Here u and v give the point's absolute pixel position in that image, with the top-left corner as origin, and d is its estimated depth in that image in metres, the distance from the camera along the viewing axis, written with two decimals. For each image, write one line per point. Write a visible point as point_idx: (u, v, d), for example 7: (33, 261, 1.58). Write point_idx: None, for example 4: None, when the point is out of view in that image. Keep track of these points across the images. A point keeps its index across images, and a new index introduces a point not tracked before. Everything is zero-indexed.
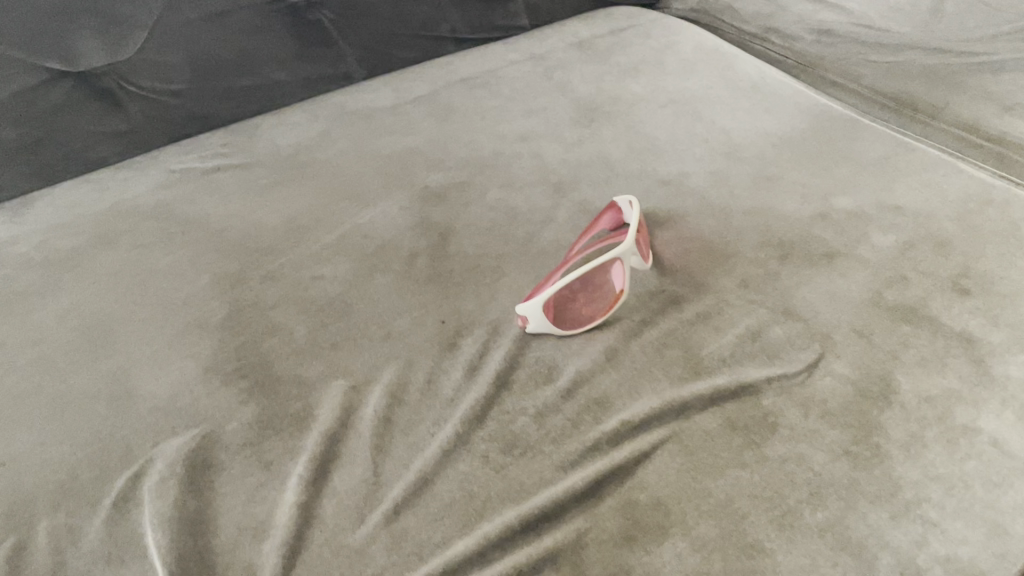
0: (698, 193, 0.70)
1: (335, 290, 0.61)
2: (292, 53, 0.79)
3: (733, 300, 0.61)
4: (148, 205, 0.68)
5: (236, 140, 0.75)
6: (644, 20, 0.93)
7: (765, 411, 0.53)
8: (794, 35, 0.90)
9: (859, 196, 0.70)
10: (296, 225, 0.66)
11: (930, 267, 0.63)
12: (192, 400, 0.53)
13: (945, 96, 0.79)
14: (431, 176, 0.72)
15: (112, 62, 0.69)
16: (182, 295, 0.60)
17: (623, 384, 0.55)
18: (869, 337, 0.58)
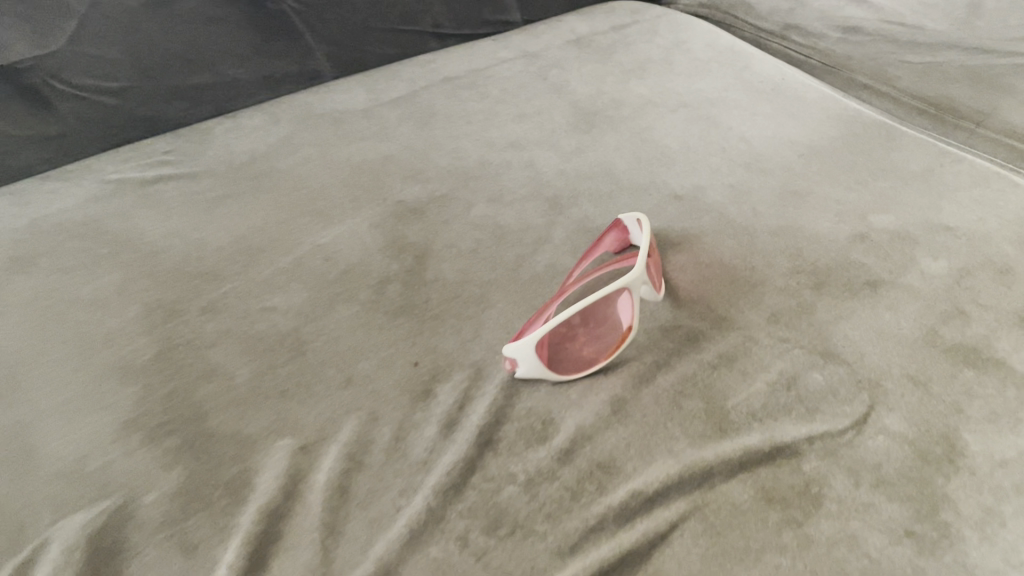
0: (716, 210, 0.61)
1: (287, 325, 0.51)
2: (251, 48, 0.69)
3: (761, 338, 0.51)
4: (75, 221, 0.58)
5: (185, 147, 0.66)
6: (650, 15, 0.84)
7: (806, 479, 0.44)
8: (817, 32, 0.81)
9: (903, 213, 0.60)
10: (246, 245, 0.56)
11: (991, 299, 0.53)
12: (104, 465, 0.44)
13: (992, 100, 0.70)
14: (407, 188, 0.62)
15: (40, 55, 0.59)
16: (104, 330, 0.50)
17: (632, 444, 0.45)
18: (926, 386, 0.48)
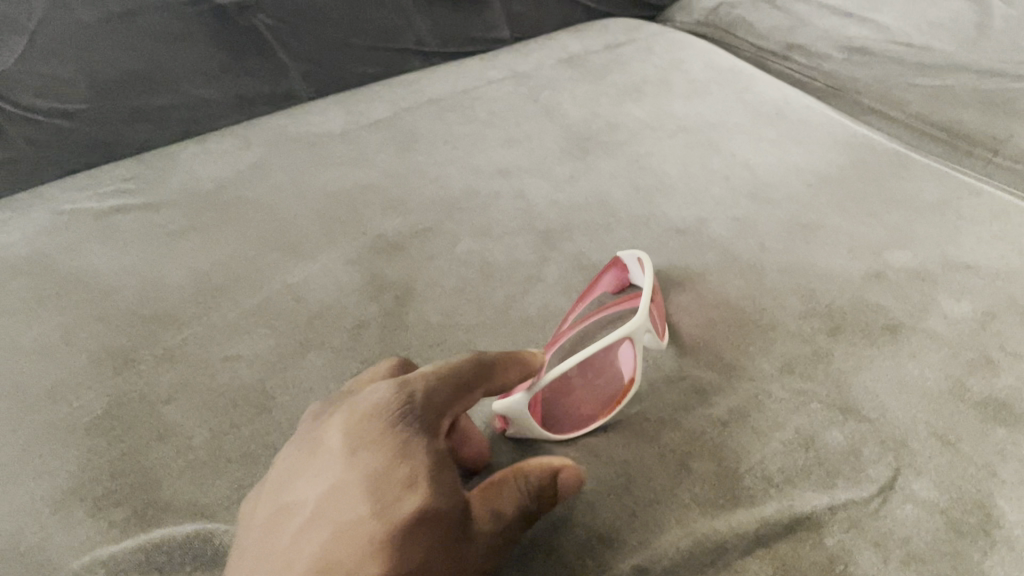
0: (719, 245, 0.57)
1: (252, 377, 0.46)
2: (220, 66, 0.64)
3: (774, 391, 0.47)
4: (21, 257, 0.53)
5: (147, 174, 0.61)
6: (645, 33, 0.80)
7: (831, 556, 0.39)
8: (821, 53, 0.77)
9: (920, 249, 0.56)
10: (209, 285, 0.51)
11: (1020, 346, 0.49)
12: (39, 542, 0.38)
13: (1008, 126, 0.66)
14: (386, 220, 0.57)
15: None
16: (46, 384, 0.45)
17: (636, 514, 0.41)
18: (955, 446, 0.44)
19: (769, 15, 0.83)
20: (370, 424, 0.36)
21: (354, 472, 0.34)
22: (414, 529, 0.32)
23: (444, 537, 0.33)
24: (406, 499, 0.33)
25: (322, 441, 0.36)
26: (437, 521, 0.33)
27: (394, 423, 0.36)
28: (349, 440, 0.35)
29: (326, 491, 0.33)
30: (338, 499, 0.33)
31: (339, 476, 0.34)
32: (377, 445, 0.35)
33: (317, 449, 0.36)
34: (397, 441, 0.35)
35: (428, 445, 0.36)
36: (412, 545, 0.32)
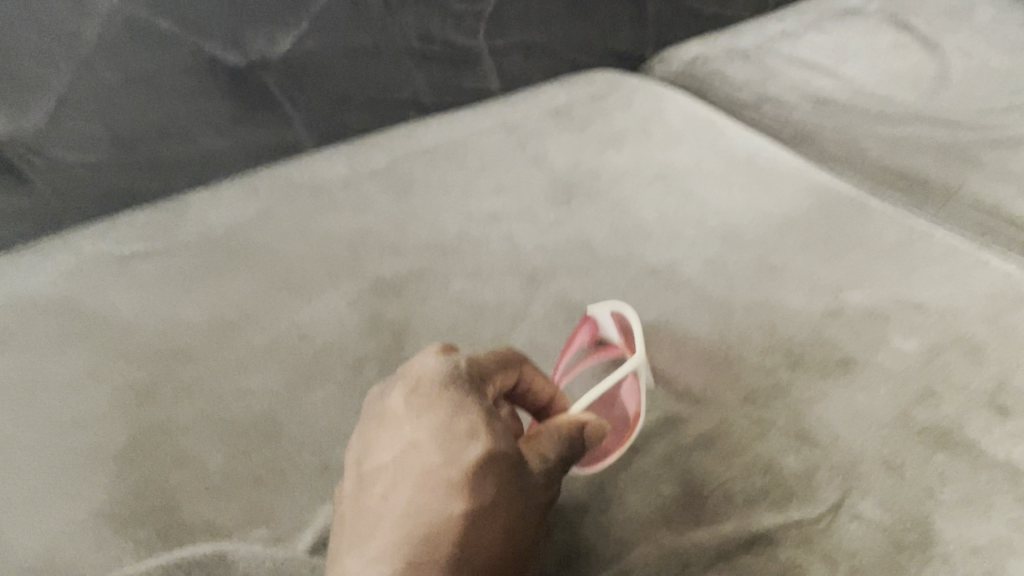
0: (692, 285, 0.61)
1: (263, 408, 0.50)
2: (231, 119, 0.70)
3: (738, 419, 0.51)
4: (49, 297, 0.58)
5: (162, 219, 0.66)
6: (626, 84, 0.85)
7: (783, 568, 0.44)
8: (790, 103, 0.83)
9: (877, 289, 0.61)
10: (223, 323, 0.56)
11: (962, 379, 0.54)
12: (72, 555, 0.43)
13: (961, 175, 0.72)
14: (384, 263, 0.62)
15: (14, 128, 0.60)
16: (76, 415, 0.50)
17: (610, 530, 0.45)
18: (901, 470, 0.48)
19: (741, 70, 0.88)
20: (427, 387, 0.39)
21: (421, 431, 0.38)
22: (484, 474, 0.36)
23: (508, 476, 0.37)
24: (469, 447, 0.37)
25: (387, 408, 0.40)
26: (501, 466, 0.37)
27: (450, 384, 0.39)
28: (411, 404, 0.39)
29: (399, 449, 0.37)
30: (412, 455, 0.37)
31: (408, 435, 0.38)
32: (436, 405, 0.38)
33: (384, 416, 0.40)
34: (453, 400, 0.38)
35: (482, 401, 0.39)
36: (484, 487, 0.36)
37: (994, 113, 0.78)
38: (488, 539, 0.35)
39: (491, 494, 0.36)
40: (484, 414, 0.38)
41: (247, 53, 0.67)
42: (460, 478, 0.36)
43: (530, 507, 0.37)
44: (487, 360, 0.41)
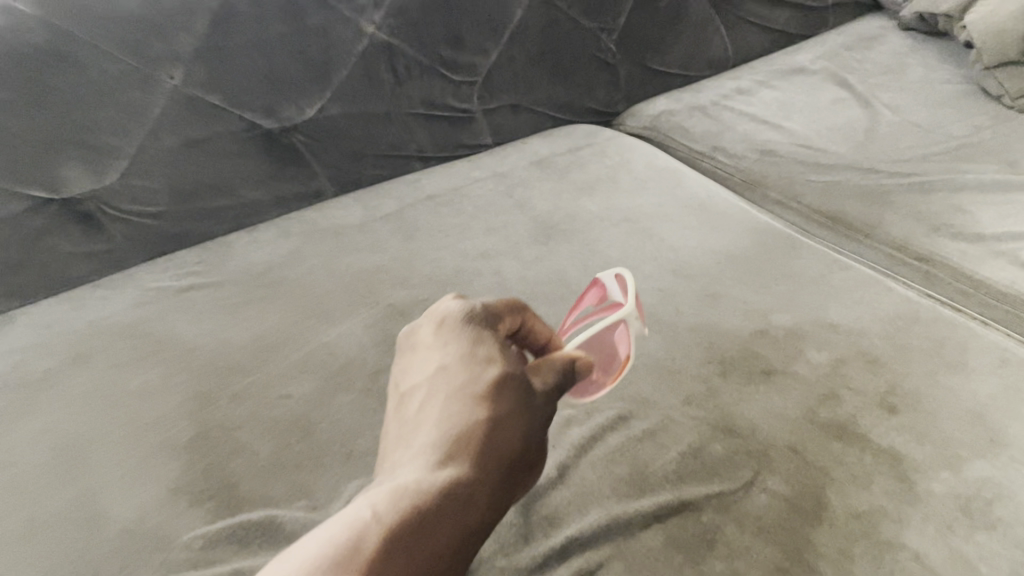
0: (647, 310, 0.75)
1: (300, 410, 0.64)
2: (266, 175, 0.84)
3: (677, 417, 0.64)
4: (123, 323, 0.72)
5: (211, 259, 0.79)
6: (600, 138, 1.00)
7: (705, 528, 0.56)
8: (740, 153, 0.97)
9: (798, 313, 0.74)
10: (265, 343, 0.70)
11: (860, 385, 0.67)
12: (160, 524, 0.56)
13: (879, 215, 0.85)
14: (395, 293, 0.75)
15: (95, 187, 0.74)
16: (153, 416, 0.63)
17: (573, 501, 0.58)
18: (803, 455, 0.61)
19: (700, 123, 1.02)
20: (449, 325, 0.51)
21: (449, 358, 0.49)
22: (502, 385, 0.48)
23: (521, 387, 0.48)
24: (489, 368, 0.48)
25: (418, 345, 0.52)
26: (514, 381, 0.48)
27: (468, 322, 0.51)
28: (439, 338, 0.51)
29: (433, 372, 0.49)
30: (444, 375, 0.49)
31: (440, 361, 0.49)
32: (459, 338, 0.50)
33: (417, 350, 0.52)
34: (472, 335, 0.50)
35: (495, 335, 0.51)
36: (504, 395, 0.47)
37: (912, 162, 0.92)
38: (510, 432, 0.47)
39: (509, 401, 0.47)
40: (497, 344, 0.50)
41: (281, 120, 0.81)
42: (484, 389, 0.47)
43: (540, 412, 0.49)
44: (495, 305, 0.53)
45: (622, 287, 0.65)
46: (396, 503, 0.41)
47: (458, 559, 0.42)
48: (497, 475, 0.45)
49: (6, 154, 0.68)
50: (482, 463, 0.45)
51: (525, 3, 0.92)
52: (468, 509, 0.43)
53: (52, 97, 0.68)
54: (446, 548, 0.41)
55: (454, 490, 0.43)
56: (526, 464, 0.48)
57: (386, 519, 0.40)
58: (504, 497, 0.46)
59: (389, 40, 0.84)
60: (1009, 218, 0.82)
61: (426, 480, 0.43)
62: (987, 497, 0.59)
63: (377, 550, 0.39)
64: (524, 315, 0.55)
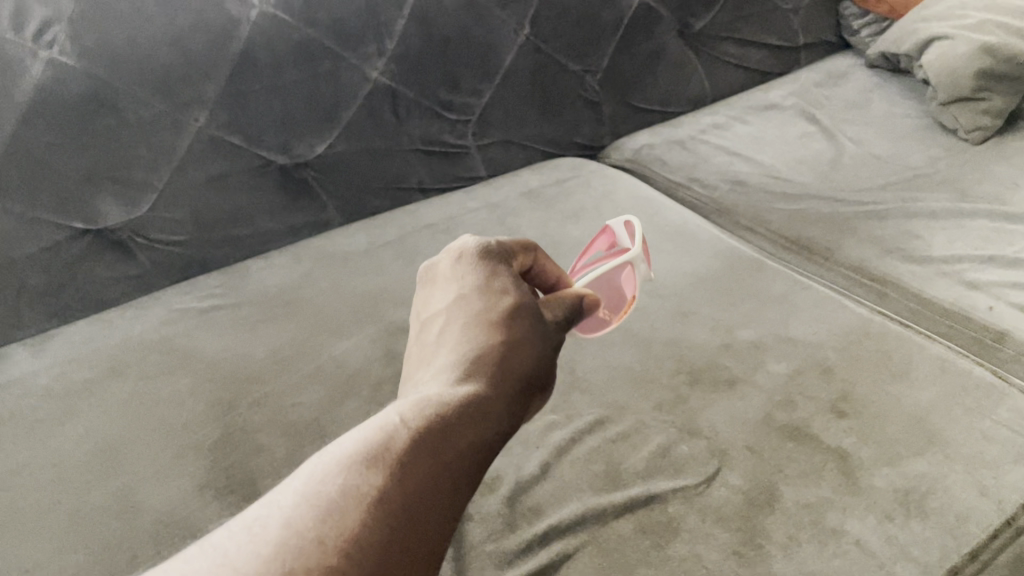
0: (624, 325, 0.83)
1: (312, 415, 0.71)
2: (280, 206, 0.93)
3: (649, 421, 0.72)
4: (152, 339, 0.80)
5: (230, 281, 0.88)
6: (585, 170, 1.08)
7: (670, 517, 0.64)
8: (713, 184, 1.06)
9: (761, 328, 0.82)
10: (281, 356, 0.77)
11: (814, 392, 0.75)
12: (189, 515, 0.63)
13: (839, 240, 0.93)
14: (397, 311, 0.83)
15: (127, 218, 0.83)
16: (181, 420, 0.71)
17: (554, 494, 0.66)
18: (759, 454, 0.69)
19: (678, 156, 1.12)
20: (466, 262, 0.58)
21: (467, 292, 0.56)
22: (515, 312, 0.54)
23: (534, 314, 0.55)
24: (503, 298, 0.55)
25: (439, 281, 0.59)
26: (527, 308, 0.55)
27: (484, 259, 0.58)
28: (456, 274, 0.58)
29: (452, 303, 0.56)
30: (463, 305, 0.55)
31: (458, 294, 0.56)
32: (475, 274, 0.57)
33: (437, 286, 0.59)
34: (487, 272, 0.57)
35: (508, 270, 0.58)
36: (517, 320, 0.54)
37: (872, 191, 1.00)
38: (524, 351, 0.53)
39: (522, 325, 0.54)
40: (510, 277, 0.57)
41: (293, 156, 0.91)
42: (499, 315, 0.54)
43: (550, 339, 0.55)
44: (507, 246, 0.60)
45: (630, 233, 0.82)
46: (424, 406, 0.47)
47: (482, 454, 0.47)
48: (514, 387, 0.51)
49: (51, 189, 0.78)
50: (500, 377, 0.51)
51: (515, 48, 1.02)
52: (489, 413, 0.49)
53: (92, 139, 0.77)
54: (471, 443, 0.46)
55: (475, 397, 0.49)
56: (540, 380, 0.53)
57: (415, 419, 0.46)
58: (521, 409, 0.52)
59: (391, 83, 0.93)
60: (957, 242, 0.90)
61: (451, 390, 0.49)
62: (924, 490, 0.66)
63: (407, 443, 0.44)
64: (534, 257, 0.62)
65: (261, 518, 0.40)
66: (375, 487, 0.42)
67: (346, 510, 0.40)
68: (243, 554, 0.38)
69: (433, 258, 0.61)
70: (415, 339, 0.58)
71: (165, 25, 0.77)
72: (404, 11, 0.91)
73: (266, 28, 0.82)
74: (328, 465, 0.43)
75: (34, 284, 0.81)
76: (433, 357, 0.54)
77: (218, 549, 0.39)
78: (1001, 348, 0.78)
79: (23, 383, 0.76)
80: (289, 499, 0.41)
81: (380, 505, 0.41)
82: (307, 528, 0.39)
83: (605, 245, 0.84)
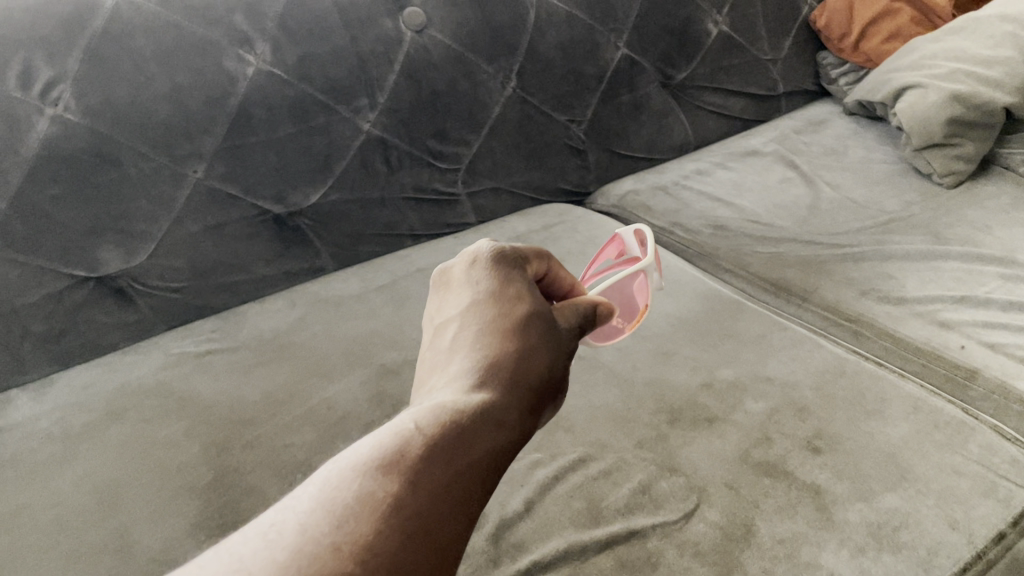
0: (607, 366, 0.85)
1: (303, 456, 0.74)
2: (276, 253, 0.97)
3: (630, 458, 0.74)
4: (150, 384, 0.83)
5: (225, 326, 0.91)
6: (572, 217, 1.12)
7: (649, 552, 0.66)
8: (695, 229, 1.09)
9: (739, 368, 0.84)
10: (274, 399, 0.80)
11: (791, 430, 0.77)
12: (181, 555, 0.65)
13: (816, 282, 0.96)
14: (387, 354, 0.86)
15: (126, 266, 0.87)
16: (177, 462, 0.73)
17: (536, 530, 0.68)
18: (736, 489, 0.71)
19: (662, 201, 1.16)
20: (479, 268, 0.59)
21: (481, 297, 0.57)
22: (527, 322, 0.56)
23: (544, 324, 0.57)
24: (516, 306, 0.57)
25: (452, 286, 0.60)
26: (539, 317, 0.57)
27: (498, 265, 0.59)
28: (470, 280, 0.59)
29: (465, 310, 0.57)
30: (475, 313, 0.56)
31: (472, 300, 0.57)
32: (489, 280, 0.58)
33: (449, 292, 0.60)
34: (502, 277, 0.59)
35: (521, 278, 0.59)
36: (529, 330, 0.55)
37: (848, 234, 1.04)
38: (536, 361, 0.54)
39: (534, 335, 0.55)
40: (523, 285, 0.59)
41: (288, 206, 0.94)
42: (511, 324, 0.55)
43: (562, 347, 0.57)
44: (522, 251, 0.62)
45: (638, 241, 0.90)
46: (440, 414, 0.47)
47: (496, 461, 0.48)
48: (525, 396, 0.53)
49: (54, 239, 0.81)
50: (511, 385, 0.52)
51: (502, 100, 1.07)
52: (503, 421, 0.50)
53: (94, 192, 0.81)
54: (486, 450, 0.47)
55: (489, 406, 0.50)
56: (550, 389, 0.55)
57: (430, 426, 0.46)
58: (531, 418, 0.53)
59: (382, 135, 0.98)
60: (929, 283, 0.93)
61: (465, 398, 0.50)
62: (895, 524, 0.67)
63: (422, 451, 0.45)
64: (546, 265, 0.63)
65: (276, 525, 0.40)
66: (392, 494, 0.42)
67: (363, 517, 0.40)
68: (257, 561, 0.37)
69: (447, 262, 0.62)
70: (427, 345, 0.59)
71: (167, 84, 0.81)
72: (394, 67, 0.96)
73: (263, 84, 0.87)
74: (343, 472, 0.43)
75: (37, 331, 0.84)
76: (445, 363, 0.55)
77: (229, 558, 0.39)
78: (972, 387, 0.80)
79: (24, 426, 0.78)
80: (304, 506, 0.41)
81: (397, 513, 0.41)
82: (323, 535, 0.39)
83: (613, 255, 0.93)
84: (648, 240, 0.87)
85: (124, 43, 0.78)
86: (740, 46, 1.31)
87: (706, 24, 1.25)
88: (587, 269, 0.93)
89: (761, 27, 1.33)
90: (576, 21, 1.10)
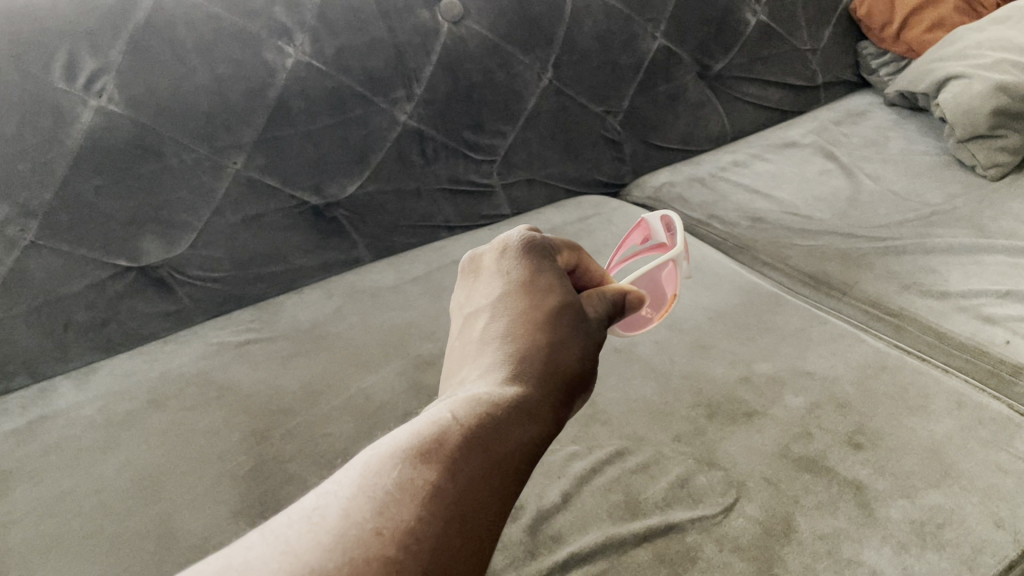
0: (644, 359, 0.85)
1: (341, 446, 0.74)
2: (313, 244, 0.97)
3: (668, 452, 0.74)
4: (189, 373, 0.84)
5: (264, 316, 0.92)
6: (607, 209, 1.12)
7: (688, 546, 0.65)
8: (732, 222, 1.09)
9: (778, 362, 0.84)
10: (313, 389, 0.81)
11: (832, 424, 0.76)
12: (221, 541, 0.65)
13: (857, 275, 0.95)
14: (423, 345, 0.86)
15: (168, 256, 0.88)
16: (217, 451, 0.74)
17: (574, 523, 0.67)
18: (776, 484, 0.70)
19: (697, 194, 1.15)
20: (509, 258, 0.59)
21: (510, 286, 0.57)
22: (558, 314, 0.55)
23: (574, 316, 0.56)
24: (548, 297, 0.56)
25: (482, 277, 0.60)
26: (570, 310, 0.56)
27: (528, 255, 0.59)
28: (500, 271, 0.59)
29: (496, 301, 0.57)
30: (507, 303, 0.56)
31: (502, 291, 0.57)
32: (519, 271, 0.58)
33: (480, 281, 0.60)
34: (534, 265, 0.58)
35: (553, 267, 0.59)
36: (560, 322, 0.55)
37: (891, 226, 1.02)
38: (567, 354, 0.54)
39: (565, 327, 0.55)
40: (555, 276, 0.58)
41: (325, 197, 0.95)
42: (543, 316, 0.55)
43: (594, 341, 0.57)
44: (554, 242, 0.62)
45: (666, 228, 0.88)
46: (474, 406, 0.48)
47: (528, 455, 0.48)
48: (555, 389, 0.52)
49: (97, 229, 0.82)
50: (543, 379, 0.52)
51: (538, 91, 1.07)
52: (534, 415, 0.50)
53: (135, 183, 0.82)
54: (519, 443, 0.47)
55: (523, 399, 0.50)
56: (579, 382, 0.55)
57: (466, 417, 0.46)
58: (562, 411, 0.53)
59: (419, 126, 0.98)
60: (973, 277, 0.91)
61: (497, 390, 0.50)
62: (939, 522, 0.66)
63: (459, 441, 0.45)
64: (577, 258, 0.63)
65: (318, 510, 0.40)
66: (430, 481, 0.42)
67: (403, 503, 0.40)
68: (304, 541, 0.38)
69: (477, 251, 0.62)
70: (456, 334, 0.59)
71: (208, 75, 0.82)
72: (431, 58, 0.96)
73: (301, 75, 0.87)
74: (382, 458, 0.43)
75: (80, 320, 0.85)
76: (476, 354, 0.55)
77: (273, 537, 0.39)
78: (1017, 382, 0.78)
79: (68, 413, 0.80)
80: (346, 491, 0.41)
81: (436, 501, 0.41)
82: (366, 520, 0.39)
83: (639, 241, 0.92)
84: (675, 226, 0.86)
85: (167, 34, 0.79)
86: (779, 36, 1.29)
87: (744, 14, 1.23)
88: (614, 254, 0.94)
89: (800, 17, 1.31)
90: (613, 12, 1.09)
